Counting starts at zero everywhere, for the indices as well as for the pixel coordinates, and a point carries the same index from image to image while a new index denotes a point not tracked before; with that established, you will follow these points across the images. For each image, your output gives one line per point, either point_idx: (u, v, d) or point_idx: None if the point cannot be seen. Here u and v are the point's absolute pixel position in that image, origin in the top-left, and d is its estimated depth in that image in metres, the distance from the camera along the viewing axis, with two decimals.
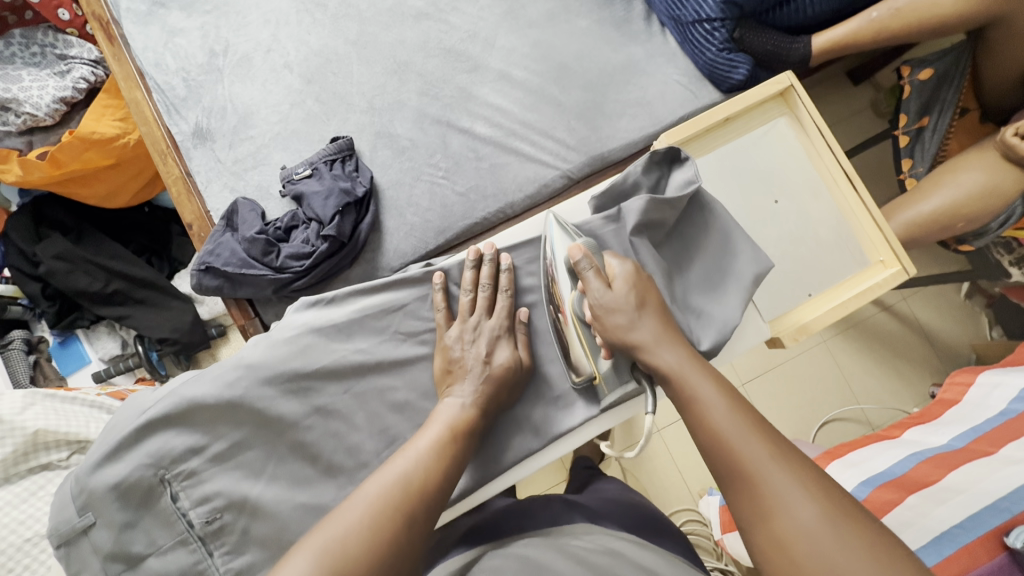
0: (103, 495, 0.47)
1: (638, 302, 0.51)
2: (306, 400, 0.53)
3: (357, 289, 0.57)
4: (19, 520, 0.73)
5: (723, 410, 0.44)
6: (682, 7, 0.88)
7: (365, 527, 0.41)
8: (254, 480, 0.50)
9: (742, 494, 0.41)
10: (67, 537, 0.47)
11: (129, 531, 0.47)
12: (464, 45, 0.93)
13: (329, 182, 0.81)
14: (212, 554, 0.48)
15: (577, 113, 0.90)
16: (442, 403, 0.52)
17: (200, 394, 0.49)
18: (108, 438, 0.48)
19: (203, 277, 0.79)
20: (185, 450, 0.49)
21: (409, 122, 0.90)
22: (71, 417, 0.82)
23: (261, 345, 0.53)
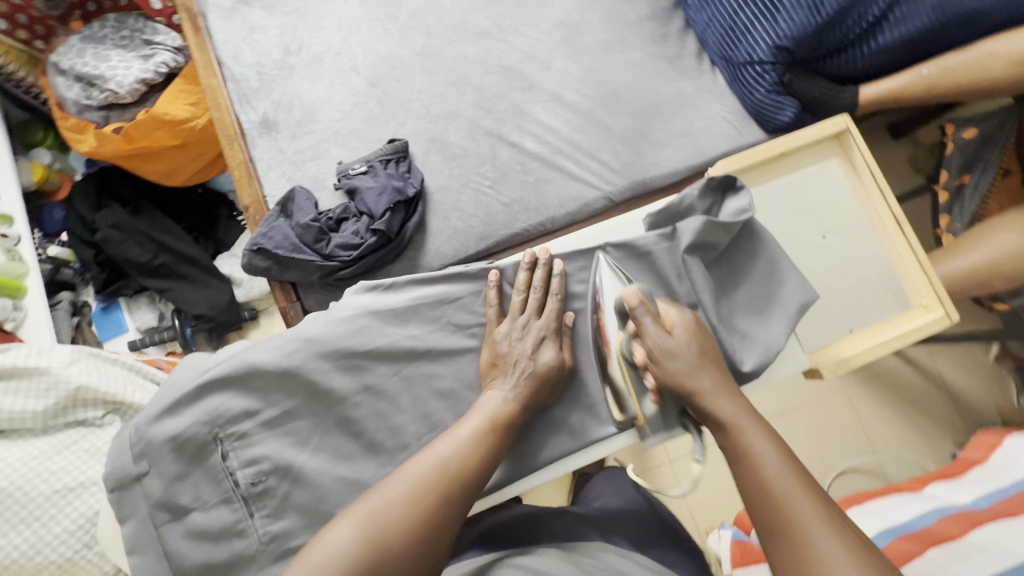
0: (160, 446, 0.50)
1: (697, 348, 0.53)
2: (357, 377, 0.55)
3: (414, 278, 0.59)
4: (50, 473, 0.76)
5: (776, 467, 0.45)
6: (736, 48, 0.91)
7: (406, 505, 0.45)
8: (299, 449, 0.53)
9: (787, 553, 0.42)
10: (122, 482, 0.50)
11: (180, 483, 0.50)
12: (522, 64, 0.97)
13: (383, 180, 0.85)
14: (253, 516, 0.50)
15: (625, 138, 0.94)
16: (484, 394, 0.55)
17: (261, 359, 0.52)
18: (171, 393, 0.52)
19: (254, 258, 0.82)
20: (240, 412, 0.51)
21: (463, 132, 0.94)
22: (112, 377, 0.84)
23: (320, 321, 0.55)
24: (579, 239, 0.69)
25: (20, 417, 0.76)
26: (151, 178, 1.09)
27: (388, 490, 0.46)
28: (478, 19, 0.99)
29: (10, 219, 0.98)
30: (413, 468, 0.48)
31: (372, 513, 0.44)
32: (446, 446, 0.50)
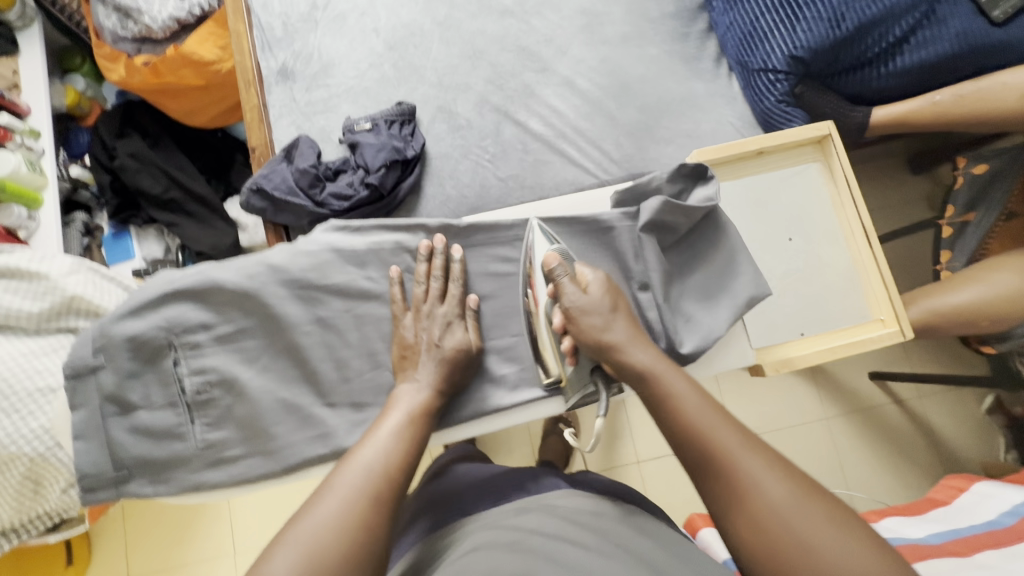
0: (119, 343, 0.56)
1: (610, 301, 0.55)
2: (311, 308, 0.59)
3: (380, 223, 0.61)
4: (36, 371, 0.80)
5: (706, 416, 0.47)
6: (752, 54, 0.90)
7: (349, 521, 0.44)
8: (247, 365, 0.58)
9: (716, 481, 0.44)
10: (79, 372, 0.56)
11: (131, 381, 0.57)
12: (539, 46, 0.98)
13: (384, 138, 0.87)
14: (194, 422, 0.57)
15: (629, 132, 0.94)
16: (400, 389, 0.56)
17: (223, 277, 0.57)
18: (137, 298, 0.57)
19: (252, 197, 0.84)
20: (197, 324, 0.57)
21: (471, 105, 0.95)
22: (106, 293, 0.88)
23: (285, 252, 0.59)
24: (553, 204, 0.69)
25: (17, 317, 0.80)
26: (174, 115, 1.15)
27: (327, 505, 0.45)
28: None
29: (38, 133, 1.03)
30: (344, 480, 0.47)
31: (319, 532, 0.43)
32: (374, 451, 0.49)
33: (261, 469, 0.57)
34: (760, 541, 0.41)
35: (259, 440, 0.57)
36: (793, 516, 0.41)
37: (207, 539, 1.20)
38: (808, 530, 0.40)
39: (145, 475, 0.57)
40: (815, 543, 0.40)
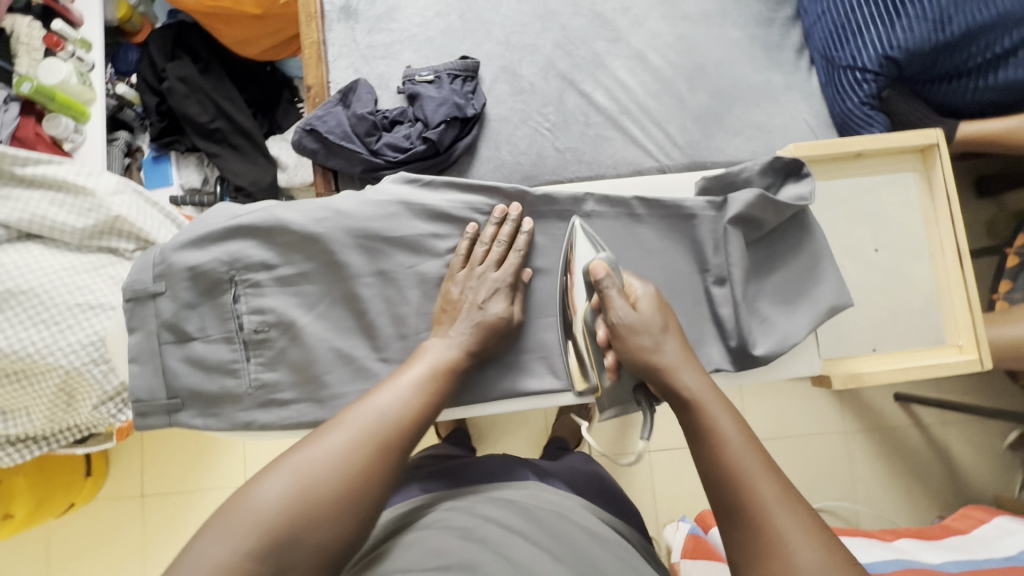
0: (181, 272, 0.57)
1: (660, 321, 0.52)
2: (373, 261, 0.59)
3: (453, 179, 0.60)
4: (78, 287, 0.80)
5: (736, 434, 0.45)
6: (840, 49, 0.85)
7: (344, 461, 0.43)
8: (305, 310, 0.58)
9: (744, 532, 0.41)
10: (140, 296, 0.57)
11: (190, 310, 0.57)
12: (614, 14, 0.94)
13: (446, 93, 0.84)
14: (248, 360, 0.57)
15: (696, 117, 0.91)
16: (431, 342, 0.54)
17: (289, 217, 0.57)
18: (203, 228, 0.58)
19: (305, 138, 0.83)
20: (259, 262, 0.57)
21: (536, 68, 0.92)
22: (147, 218, 0.88)
23: (353, 199, 0.59)
24: (619, 182, 0.68)
25: (59, 229, 0.81)
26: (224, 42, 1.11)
27: (328, 442, 0.44)
28: None
29: (89, 45, 1.00)
30: (353, 417, 0.46)
31: (311, 463, 0.43)
32: (391, 398, 0.48)
33: (310, 417, 0.57)
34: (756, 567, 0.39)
35: (310, 387, 0.57)
36: (796, 550, 0.39)
37: (219, 469, 1.24)
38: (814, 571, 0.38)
39: (195, 406, 0.58)
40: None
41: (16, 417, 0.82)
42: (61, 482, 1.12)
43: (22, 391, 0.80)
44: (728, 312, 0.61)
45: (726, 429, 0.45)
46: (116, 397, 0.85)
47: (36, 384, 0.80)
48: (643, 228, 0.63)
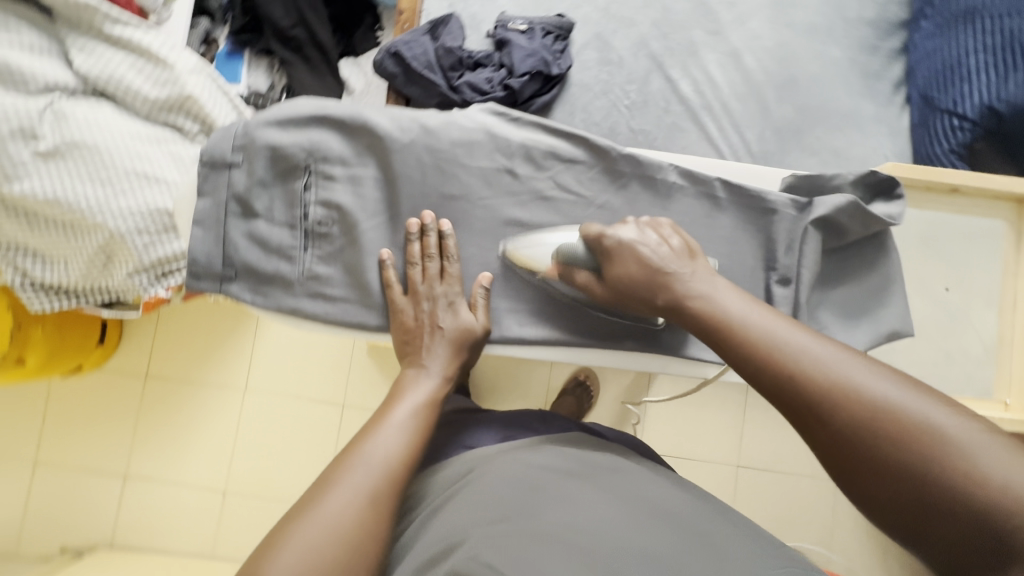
0: (261, 148, 0.57)
1: (641, 257, 0.53)
2: (444, 184, 0.60)
3: (542, 121, 0.60)
4: (138, 155, 0.81)
5: (753, 322, 0.47)
6: (943, 90, 0.82)
7: (355, 521, 0.45)
8: (369, 215, 0.59)
9: (826, 424, 0.41)
10: (215, 163, 0.57)
11: (260, 188, 0.59)
12: (720, 6, 0.91)
13: (536, 46, 0.83)
14: (306, 251, 0.59)
15: (776, 130, 0.89)
16: (408, 377, 0.57)
17: (376, 119, 0.58)
18: (289, 109, 0.58)
19: (387, 60, 0.82)
20: (337, 157, 0.58)
21: (629, 43, 0.90)
22: (216, 104, 0.89)
23: (440, 118, 0.59)
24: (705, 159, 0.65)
25: (133, 96, 0.82)
26: None
27: (336, 502, 0.45)
28: None
29: None
30: (354, 469, 0.48)
31: (326, 523, 0.44)
32: (387, 441, 0.51)
33: (356, 317, 0.60)
34: (825, 431, 0.41)
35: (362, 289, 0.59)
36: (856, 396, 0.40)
37: (227, 367, 1.28)
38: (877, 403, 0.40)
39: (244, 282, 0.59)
40: (883, 414, 0.39)
41: (54, 265, 0.84)
42: (75, 346, 1.14)
43: (66, 243, 0.82)
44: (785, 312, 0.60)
45: (743, 320, 0.47)
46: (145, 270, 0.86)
47: (81, 239, 0.81)
48: (719, 216, 0.62)
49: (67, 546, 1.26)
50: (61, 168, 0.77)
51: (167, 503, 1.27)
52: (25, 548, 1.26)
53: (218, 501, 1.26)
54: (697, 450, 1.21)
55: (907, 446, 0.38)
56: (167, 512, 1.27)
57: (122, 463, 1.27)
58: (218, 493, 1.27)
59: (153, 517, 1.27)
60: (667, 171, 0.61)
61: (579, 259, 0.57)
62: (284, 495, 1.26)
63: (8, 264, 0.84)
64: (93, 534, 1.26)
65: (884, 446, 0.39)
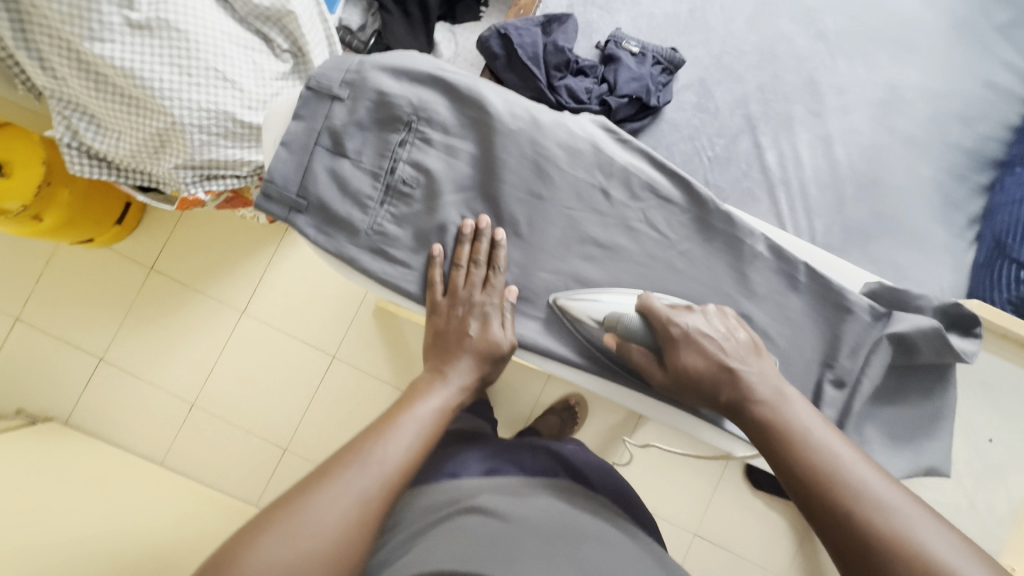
0: (372, 91, 0.57)
1: (704, 353, 0.54)
2: (536, 181, 0.59)
3: (648, 151, 0.61)
4: (224, 55, 0.81)
5: (816, 437, 0.48)
6: (1017, 240, 0.81)
7: (339, 523, 0.42)
8: (454, 189, 0.59)
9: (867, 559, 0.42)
10: (321, 91, 0.56)
11: (355, 128, 0.58)
12: (827, 90, 0.91)
13: (644, 71, 0.81)
14: (383, 205, 0.58)
15: (844, 228, 0.88)
16: (429, 381, 0.56)
17: (491, 99, 0.58)
18: (409, 63, 0.58)
19: (493, 39, 0.81)
20: (440, 122, 0.58)
21: (730, 98, 0.89)
22: (311, 29, 0.88)
23: (553, 117, 0.59)
24: (782, 236, 0.65)
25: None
26: None
27: (337, 497, 0.43)
28: (829, 21, 0.92)
29: None
30: (364, 468, 0.46)
31: (321, 520, 0.42)
32: (397, 446, 0.49)
33: (411, 285, 0.59)
34: (852, 556, 0.43)
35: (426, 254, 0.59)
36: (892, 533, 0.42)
37: (232, 284, 1.26)
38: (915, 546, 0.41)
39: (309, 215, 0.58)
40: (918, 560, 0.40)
41: (107, 134, 0.83)
42: (92, 218, 1.12)
43: (125, 116, 0.80)
44: (830, 414, 0.61)
45: (805, 434, 0.49)
46: (192, 166, 0.86)
47: (143, 117, 0.80)
48: (791, 296, 0.62)
49: (23, 409, 1.23)
50: (145, 42, 0.76)
51: (134, 397, 1.25)
52: None
53: (183, 412, 1.25)
54: (661, 507, 1.21)
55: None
56: (128, 404, 1.25)
57: (101, 345, 1.25)
58: (185, 404, 1.25)
59: (115, 407, 1.25)
60: (755, 240, 0.61)
61: (636, 335, 0.58)
62: (249, 425, 1.25)
63: (62, 119, 0.82)
64: (52, 404, 1.24)
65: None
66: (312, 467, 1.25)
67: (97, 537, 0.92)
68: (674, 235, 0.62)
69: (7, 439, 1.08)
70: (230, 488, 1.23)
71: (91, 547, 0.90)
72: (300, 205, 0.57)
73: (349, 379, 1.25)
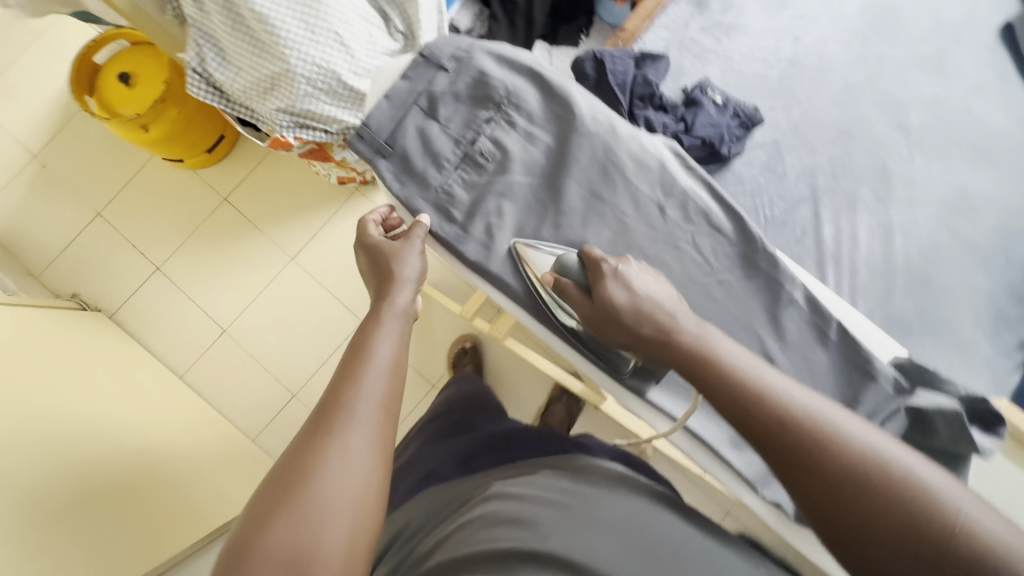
0: (475, 69, 0.66)
1: (628, 286, 0.58)
2: (600, 183, 0.65)
3: (710, 179, 0.65)
4: (346, 22, 0.90)
5: (751, 371, 0.50)
6: None
7: (351, 476, 0.47)
8: (525, 172, 0.66)
9: (804, 470, 0.43)
10: (431, 58, 0.66)
11: (453, 98, 0.67)
12: (899, 180, 0.91)
13: (722, 121, 0.84)
14: (458, 168, 0.66)
15: (885, 316, 0.88)
16: (374, 318, 0.59)
17: (577, 100, 0.65)
18: (512, 54, 0.67)
19: (588, 62, 0.87)
20: (526, 111, 0.66)
21: (799, 166, 0.91)
22: (426, 17, 0.97)
23: (630, 129, 0.66)
24: (828, 296, 0.66)
25: None
26: None
27: (341, 449, 0.47)
28: (914, 114, 0.92)
29: None
30: (352, 413, 0.50)
31: (333, 485, 0.45)
32: (374, 381, 0.53)
33: (462, 244, 0.65)
34: (813, 480, 0.43)
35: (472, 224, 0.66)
36: (841, 448, 0.43)
37: (289, 229, 1.35)
38: (862, 453, 0.43)
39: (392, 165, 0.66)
40: (871, 466, 0.42)
41: (228, 67, 0.92)
42: (187, 141, 1.22)
43: (249, 54, 0.89)
44: None
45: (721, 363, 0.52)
46: (291, 112, 0.94)
47: (262, 59, 0.89)
48: (818, 348, 0.63)
49: (78, 295, 1.33)
50: None
51: (176, 311, 1.33)
52: (43, 277, 1.34)
53: (213, 335, 1.32)
54: None
55: (897, 497, 0.40)
56: (168, 315, 1.33)
57: (161, 256, 1.35)
58: (217, 329, 1.32)
59: (156, 315, 1.33)
60: (794, 286, 0.63)
61: (571, 272, 0.61)
62: (268, 363, 1.30)
63: (195, 47, 0.92)
64: (105, 297, 1.34)
65: (873, 494, 0.41)
66: None
67: (112, 424, 0.99)
68: (715, 263, 0.64)
69: (56, 318, 1.17)
70: (235, 417, 1.29)
71: (105, 431, 0.96)
72: (385, 149, 0.65)
73: None
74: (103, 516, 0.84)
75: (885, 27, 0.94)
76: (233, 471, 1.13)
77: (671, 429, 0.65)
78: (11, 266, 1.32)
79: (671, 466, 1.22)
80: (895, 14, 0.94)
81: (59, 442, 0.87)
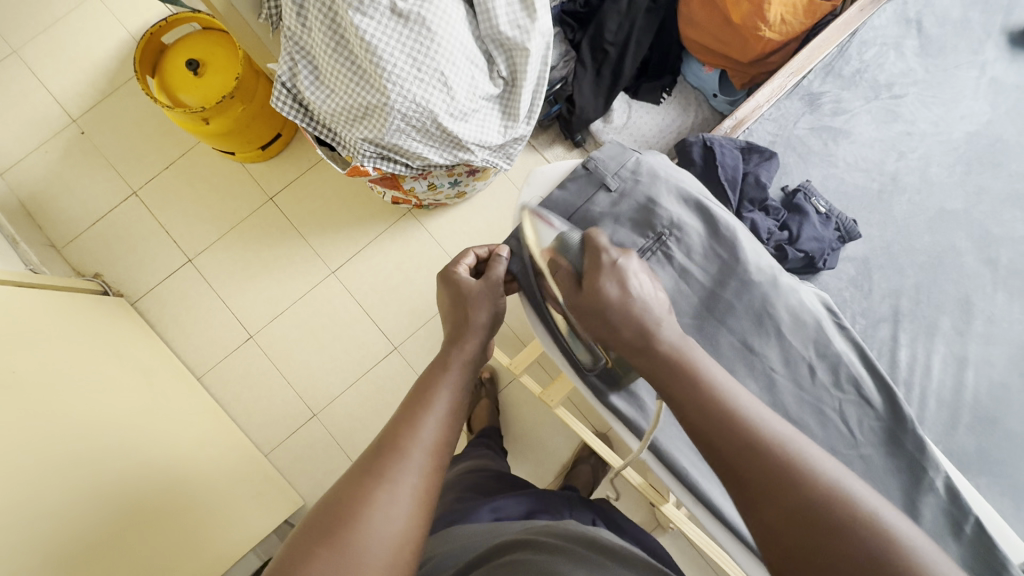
0: (640, 195, 0.72)
1: (621, 282, 0.60)
2: (753, 336, 0.69)
3: (864, 350, 0.69)
4: (453, 62, 0.84)
5: (801, 449, 0.49)
6: None
7: (396, 526, 0.47)
8: (683, 313, 0.71)
9: (798, 518, 0.44)
10: (597, 173, 0.73)
11: (613, 215, 0.72)
12: (980, 315, 0.88)
13: (827, 237, 0.85)
14: None
15: (946, 451, 0.83)
16: (438, 366, 0.62)
17: (745, 249, 0.70)
18: (679, 186, 0.73)
19: (696, 148, 0.87)
20: (686, 247, 0.71)
21: (885, 284, 0.90)
22: (533, 67, 0.92)
23: (790, 284, 0.70)
24: (965, 485, 0.68)
25: (491, 19, 0.87)
26: (703, 24, 1.14)
27: (388, 493, 0.48)
28: (1004, 250, 0.90)
29: None
30: (404, 459, 0.51)
31: (378, 536, 0.46)
32: (430, 428, 0.55)
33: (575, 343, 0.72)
34: (808, 535, 0.44)
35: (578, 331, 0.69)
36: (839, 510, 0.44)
37: (333, 242, 1.29)
38: (862, 517, 0.44)
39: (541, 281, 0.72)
40: (870, 537, 0.42)
41: (321, 88, 0.87)
42: (253, 133, 1.16)
43: (346, 80, 0.85)
44: None
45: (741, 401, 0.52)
46: (377, 143, 0.89)
47: (361, 88, 0.84)
48: (950, 541, 0.64)
49: (100, 276, 1.27)
50: (397, 29, 0.81)
51: (202, 308, 1.27)
52: (65, 252, 1.27)
53: (240, 340, 1.27)
54: None
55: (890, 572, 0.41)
56: (193, 310, 1.27)
57: (195, 248, 1.29)
58: (243, 333, 1.27)
59: (181, 309, 1.27)
60: (936, 474, 0.65)
61: (568, 252, 0.64)
62: (292, 377, 1.26)
63: (288, 60, 0.87)
64: (129, 283, 1.28)
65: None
66: (330, 443, 1.24)
67: (134, 429, 0.94)
68: (852, 427, 0.68)
69: (80, 301, 1.10)
70: (252, 430, 1.24)
71: (125, 438, 0.91)
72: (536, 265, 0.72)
73: (399, 374, 1.25)
74: (98, 515, 0.78)
75: (989, 157, 0.93)
76: (241, 489, 1.08)
77: (680, 490, 0.68)
78: (34, 235, 1.25)
79: (682, 556, 1.17)
80: (1000, 145, 0.93)
81: (77, 450, 0.81)
